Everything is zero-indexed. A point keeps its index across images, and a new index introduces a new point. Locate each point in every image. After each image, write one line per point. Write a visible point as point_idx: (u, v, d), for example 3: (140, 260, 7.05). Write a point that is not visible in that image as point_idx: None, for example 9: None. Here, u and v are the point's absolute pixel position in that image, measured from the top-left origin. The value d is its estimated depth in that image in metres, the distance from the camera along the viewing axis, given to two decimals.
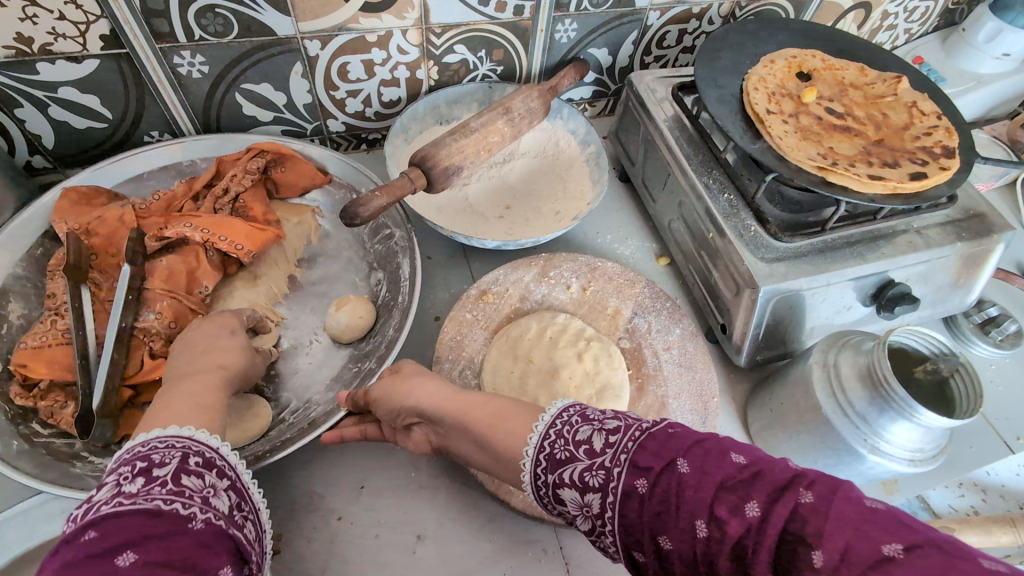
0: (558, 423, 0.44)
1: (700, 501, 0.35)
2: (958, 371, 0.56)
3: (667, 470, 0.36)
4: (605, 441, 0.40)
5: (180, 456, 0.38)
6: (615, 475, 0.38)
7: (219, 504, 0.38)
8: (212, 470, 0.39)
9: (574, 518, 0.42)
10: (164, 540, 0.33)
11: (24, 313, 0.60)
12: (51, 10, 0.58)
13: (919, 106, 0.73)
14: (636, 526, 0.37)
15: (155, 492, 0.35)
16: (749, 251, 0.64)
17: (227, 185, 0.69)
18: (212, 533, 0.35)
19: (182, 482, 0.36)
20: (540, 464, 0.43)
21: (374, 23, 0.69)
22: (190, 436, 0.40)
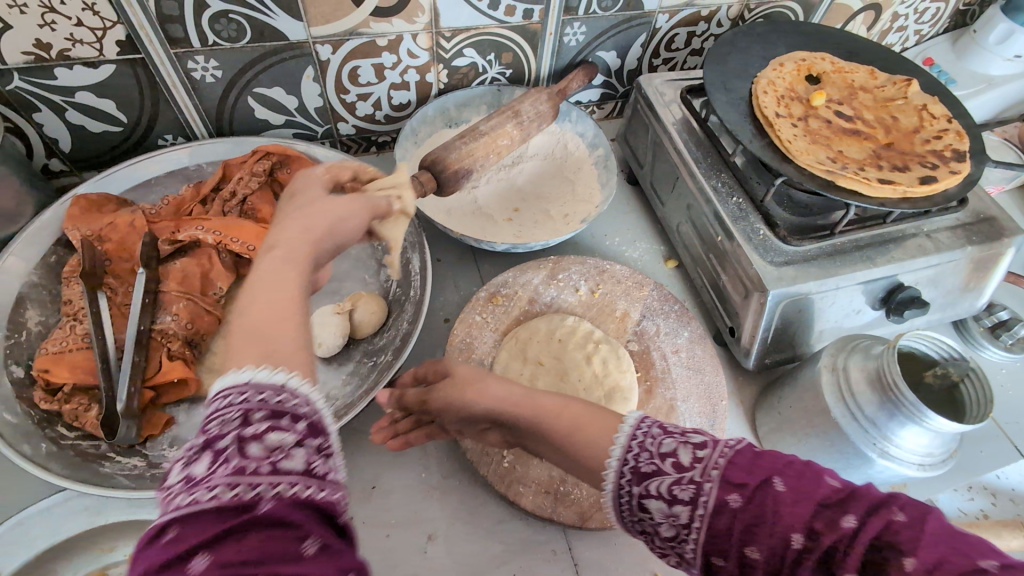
0: (640, 435, 0.41)
1: (798, 517, 0.34)
2: (968, 376, 0.56)
3: (763, 487, 0.36)
4: (692, 455, 0.39)
5: (239, 415, 0.29)
6: (706, 489, 0.37)
7: (296, 467, 0.29)
8: (284, 418, 0.30)
9: (650, 528, 0.40)
10: (236, 538, 0.26)
11: (41, 320, 0.61)
12: (68, 16, 0.59)
13: (929, 109, 0.73)
14: (724, 537, 0.36)
15: (216, 475, 0.28)
16: (759, 255, 0.64)
17: (234, 188, 0.70)
18: (287, 511, 0.28)
19: (247, 453, 0.28)
20: (624, 477, 0.40)
21: (385, 27, 0.70)
22: (249, 379, 0.31)
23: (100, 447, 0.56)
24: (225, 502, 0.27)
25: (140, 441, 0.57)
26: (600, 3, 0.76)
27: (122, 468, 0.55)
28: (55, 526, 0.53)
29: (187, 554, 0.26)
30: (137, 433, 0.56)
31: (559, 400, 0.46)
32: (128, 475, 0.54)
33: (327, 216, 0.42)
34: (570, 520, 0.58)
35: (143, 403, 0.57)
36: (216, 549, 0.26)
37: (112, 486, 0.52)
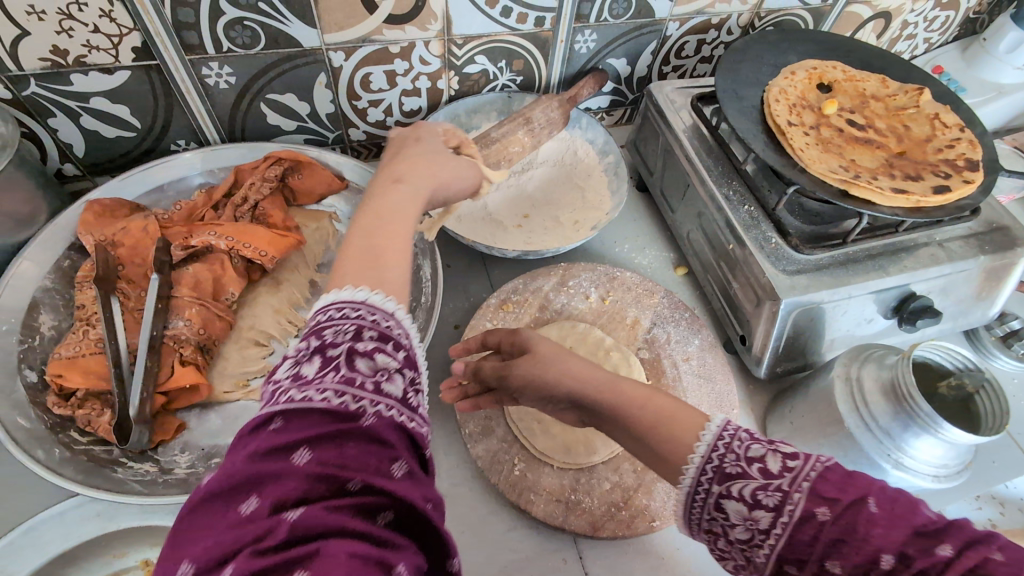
0: (728, 436, 0.41)
1: (892, 538, 0.33)
2: (983, 388, 0.55)
3: (853, 505, 0.34)
4: (781, 464, 0.38)
5: (353, 331, 0.34)
6: (793, 499, 0.36)
7: (395, 389, 0.34)
8: (388, 343, 0.35)
9: (723, 530, 0.40)
10: (337, 441, 0.30)
11: (55, 325, 0.62)
12: (85, 23, 0.59)
13: (941, 118, 0.73)
14: (804, 549, 0.35)
15: (328, 379, 0.32)
16: (770, 263, 0.64)
17: (245, 194, 0.70)
18: (385, 426, 0.32)
19: (356, 366, 0.33)
20: (706, 474, 0.40)
21: (397, 34, 0.70)
22: (366, 301, 0.35)
23: (112, 452, 0.56)
24: (335, 402, 0.31)
25: (152, 447, 0.57)
26: (612, 11, 0.76)
27: (134, 473, 0.55)
28: (67, 532, 0.53)
29: (301, 438, 0.30)
30: (149, 438, 0.56)
31: (646, 390, 0.45)
32: (141, 480, 0.55)
33: (445, 180, 0.48)
34: (581, 528, 0.57)
35: (155, 407, 0.58)
36: (326, 441, 0.30)
37: (126, 493, 0.52)
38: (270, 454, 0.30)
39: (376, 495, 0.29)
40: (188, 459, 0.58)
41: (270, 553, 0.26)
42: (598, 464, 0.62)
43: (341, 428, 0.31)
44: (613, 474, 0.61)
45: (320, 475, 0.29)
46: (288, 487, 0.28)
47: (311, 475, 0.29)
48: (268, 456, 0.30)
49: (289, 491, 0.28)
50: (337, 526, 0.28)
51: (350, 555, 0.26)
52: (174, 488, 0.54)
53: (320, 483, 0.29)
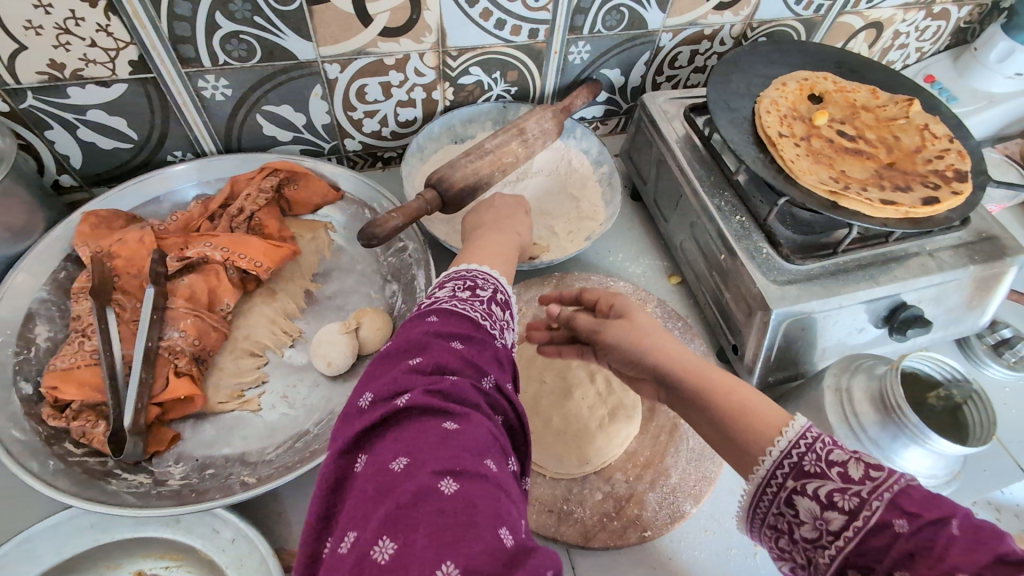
0: (810, 436, 0.41)
1: (970, 561, 0.32)
2: (971, 398, 0.56)
3: (937, 523, 0.33)
4: (865, 472, 0.38)
5: (493, 287, 0.47)
6: (871, 506, 0.36)
7: (511, 335, 0.45)
8: (510, 307, 0.47)
9: (791, 524, 0.41)
10: (480, 345, 0.41)
11: (50, 336, 0.62)
12: (83, 37, 0.60)
13: (931, 128, 0.74)
14: (875, 557, 0.35)
15: (476, 305, 0.44)
16: (762, 273, 0.65)
17: (241, 205, 0.70)
18: (507, 354, 0.43)
19: (494, 307, 0.45)
20: (783, 467, 0.41)
21: (392, 47, 0.71)
22: (496, 275, 0.48)
23: (107, 463, 0.56)
24: (479, 321, 0.43)
25: (146, 458, 0.58)
26: (605, 22, 0.77)
27: (127, 485, 0.55)
28: (60, 544, 0.53)
29: (457, 333, 0.41)
30: (143, 449, 0.57)
31: (735, 381, 0.48)
32: (134, 492, 0.55)
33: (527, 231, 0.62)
34: (573, 538, 0.58)
35: (149, 419, 0.58)
36: (473, 343, 0.41)
37: (119, 504, 0.52)
38: (435, 336, 0.40)
39: (500, 396, 0.39)
40: (182, 470, 0.58)
41: (436, 396, 0.36)
42: (590, 474, 0.62)
43: (484, 337, 0.41)
44: (605, 484, 0.61)
45: (470, 363, 0.39)
46: (449, 360, 0.38)
47: (463, 361, 0.39)
48: (434, 336, 0.40)
49: (447, 363, 0.38)
50: (479, 401, 0.37)
51: (487, 428, 0.36)
52: (168, 499, 0.54)
53: (469, 368, 0.39)
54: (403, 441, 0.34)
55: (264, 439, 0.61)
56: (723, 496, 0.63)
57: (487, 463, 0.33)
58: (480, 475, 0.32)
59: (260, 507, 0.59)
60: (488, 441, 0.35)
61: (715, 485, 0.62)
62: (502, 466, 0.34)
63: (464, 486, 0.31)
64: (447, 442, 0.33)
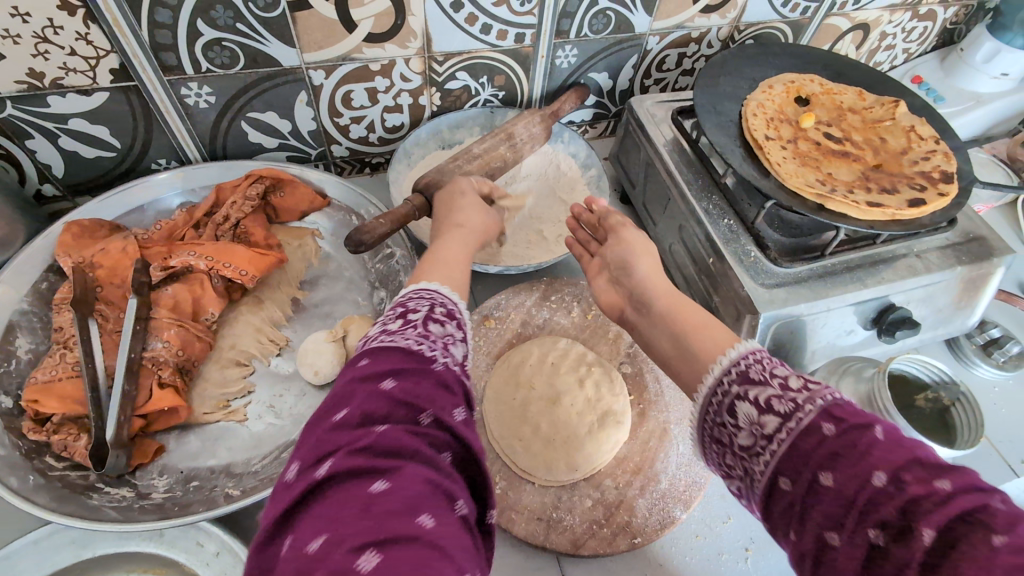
0: (758, 353, 0.45)
1: (890, 459, 0.35)
2: (959, 401, 0.57)
3: (862, 429, 0.37)
4: (802, 384, 0.41)
5: (429, 306, 0.45)
6: (805, 409, 0.39)
7: (459, 352, 0.43)
8: (454, 319, 0.46)
9: (730, 435, 0.43)
10: (416, 376, 0.39)
11: (31, 349, 0.61)
12: (62, 46, 0.59)
13: (917, 130, 0.74)
14: (804, 459, 0.38)
15: (410, 332, 0.42)
16: (750, 277, 0.65)
17: (227, 212, 0.70)
18: (451, 376, 0.40)
19: (431, 327, 0.43)
20: (728, 375, 0.45)
21: (377, 52, 0.71)
22: (439, 291, 0.48)
23: (89, 477, 0.55)
24: (416, 348, 0.41)
25: (130, 471, 0.57)
26: (592, 26, 0.77)
27: (110, 499, 0.54)
28: (41, 561, 0.52)
29: (389, 370, 0.39)
30: (126, 462, 0.56)
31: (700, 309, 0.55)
32: (116, 506, 0.54)
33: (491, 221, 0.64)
34: (562, 547, 0.57)
35: (133, 431, 0.57)
36: (407, 375, 0.39)
37: (100, 519, 0.52)
38: (364, 379, 0.38)
39: (441, 429, 0.37)
40: (167, 482, 0.57)
41: (361, 455, 0.34)
42: (579, 480, 0.62)
43: (419, 366, 0.39)
44: (594, 491, 0.61)
45: (403, 401, 0.37)
46: (378, 406, 0.37)
47: (395, 400, 0.37)
48: (362, 380, 0.38)
49: (376, 408, 0.36)
50: (416, 446, 0.35)
51: (422, 479, 0.34)
52: (150, 513, 0.54)
53: (401, 407, 0.37)
54: (326, 512, 0.32)
55: (250, 450, 0.60)
56: (713, 501, 0.63)
57: (420, 519, 0.32)
58: (409, 539, 0.30)
59: (247, 518, 0.58)
60: (423, 494, 0.33)
61: (705, 491, 0.62)
62: (441, 517, 0.32)
63: (386, 558, 0.29)
64: (371, 509, 0.31)
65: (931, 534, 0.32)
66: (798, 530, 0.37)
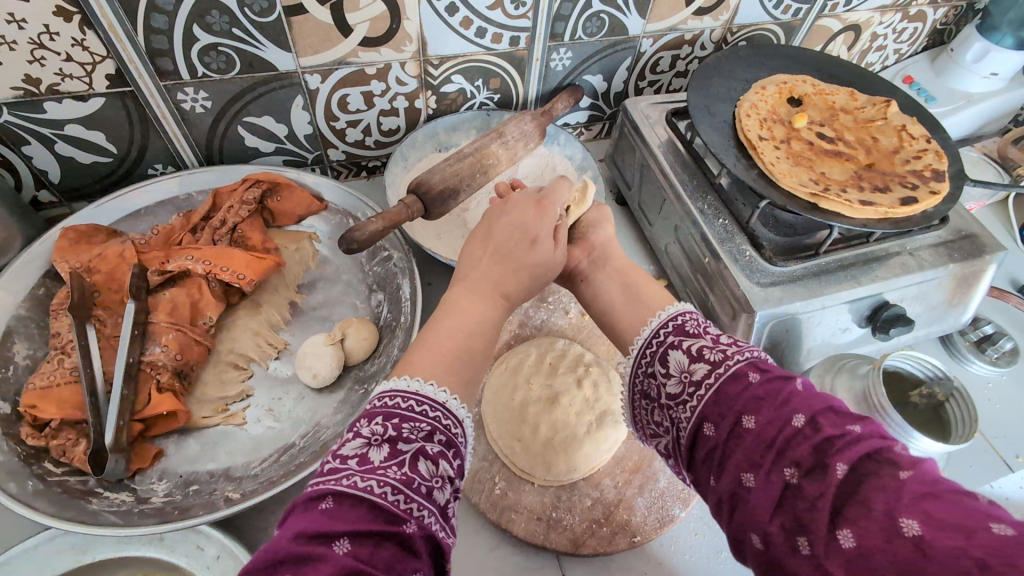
0: (693, 313, 0.50)
1: (808, 406, 0.39)
2: (953, 396, 0.58)
3: (783, 379, 0.41)
4: (731, 339, 0.46)
5: (425, 433, 0.40)
6: (733, 359, 0.43)
7: (441, 498, 0.38)
8: (449, 451, 0.40)
9: (661, 384, 0.47)
10: (379, 539, 0.34)
11: (29, 354, 0.61)
12: (58, 52, 0.59)
13: (909, 129, 0.75)
14: (729, 402, 0.41)
15: (391, 472, 0.36)
16: (745, 276, 0.65)
17: (223, 216, 0.70)
18: (422, 538, 0.35)
19: (418, 468, 0.37)
20: (666, 327, 0.49)
21: (373, 56, 0.71)
22: (443, 404, 0.42)
23: (88, 482, 0.55)
24: (389, 501, 0.35)
25: (129, 475, 0.57)
26: (586, 29, 0.77)
27: (109, 504, 0.54)
28: (40, 566, 0.52)
29: (346, 528, 0.33)
30: (126, 467, 0.56)
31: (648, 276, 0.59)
32: (116, 511, 0.54)
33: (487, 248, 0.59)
34: (562, 546, 0.57)
35: (132, 435, 0.57)
36: (367, 537, 0.33)
37: (100, 524, 0.52)
38: (315, 535, 0.33)
39: None
40: (166, 486, 0.57)
41: None
42: (578, 480, 0.62)
43: (389, 529, 0.34)
44: (594, 490, 0.61)
45: (357, 568, 0.32)
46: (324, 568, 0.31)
47: (347, 566, 0.32)
48: (312, 538, 0.33)
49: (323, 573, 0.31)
50: None
51: None
52: (150, 517, 0.53)
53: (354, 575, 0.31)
54: None
55: (249, 453, 0.60)
56: None
57: None
58: None
59: (246, 523, 0.58)
60: None
61: None
62: None
63: None
64: None
65: (844, 468, 0.34)
66: (719, 474, 0.40)
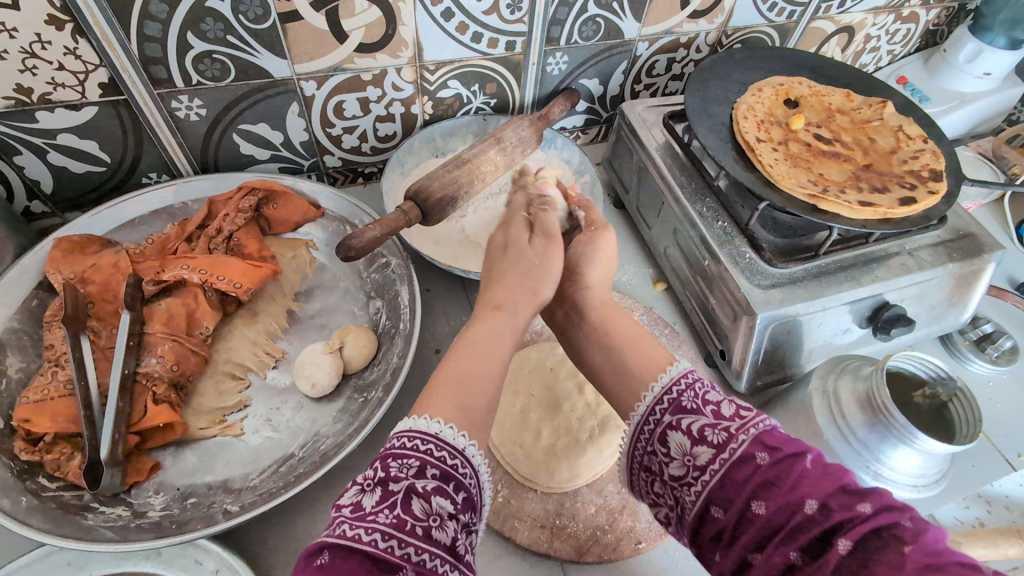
0: (692, 376, 0.47)
1: (819, 489, 0.37)
2: (956, 395, 0.58)
3: (793, 457, 0.39)
4: (735, 411, 0.43)
5: (418, 468, 0.39)
6: (738, 440, 0.41)
7: (444, 538, 0.37)
8: (449, 484, 0.39)
9: (662, 464, 0.45)
10: None
11: (22, 367, 0.60)
12: (50, 61, 0.59)
13: (905, 130, 0.75)
14: (737, 488, 0.39)
15: (384, 514, 0.36)
16: (746, 278, 0.65)
17: (219, 225, 0.69)
18: None
19: (412, 506, 0.37)
20: (660, 404, 0.46)
21: (368, 62, 0.71)
22: (437, 435, 0.40)
23: (83, 497, 0.54)
24: (381, 548, 0.35)
25: (126, 489, 0.56)
26: (582, 33, 0.77)
27: (105, 519, 0.54)
28: None
29: None
30: (122, 481, 0.55)
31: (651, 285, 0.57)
32: (111, 526, 0.53)
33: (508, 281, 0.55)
34: (567, 554, 0.57)
35: (127, 448, 0.56)
36: None
37: (95, 540, 0.51)
38: None
39: None
40: (163, 500, 0.56)
41: None
42: (582, 487, 0.61)
43: None
44: (598, 497, 0.61)
45: None
46: None
47: None
48: None
49: None
50: None
51: None
52: (148, 532, 0.53)
53: None
54: None
55: (248, 465, 0.59)
56: None
57: None
58: None
59: (247, 536, 0.58)
60: None
61: None
62: None
63: None
64: None
65: (847, 545, 0.34)
66: (725, 552, 0.39)
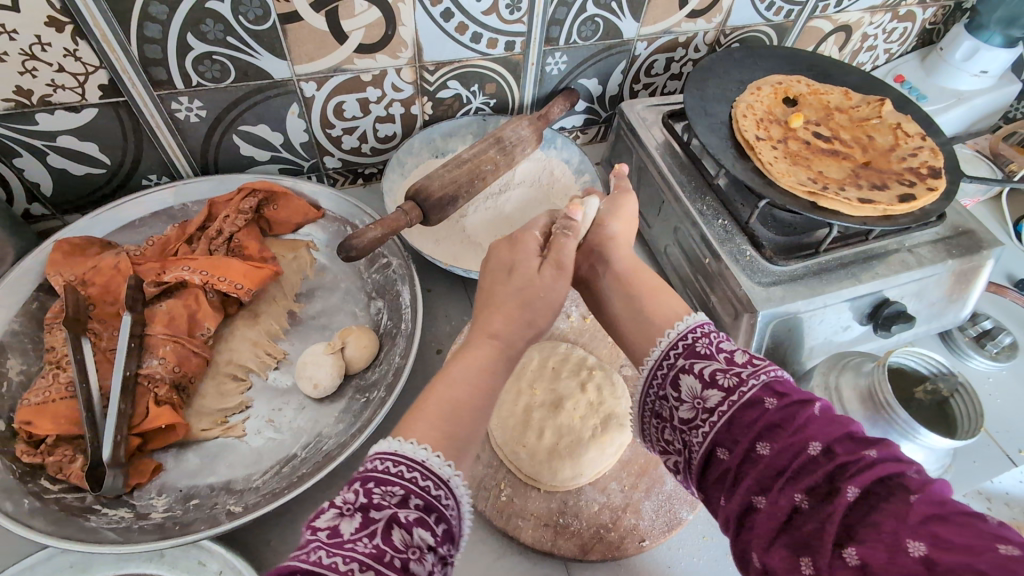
0: (704, 327, 0.48)
1: (825, 434, 0.38)
2: (957, 391, 0.58)
3: (801, 404, 0.40)
4: (748, 359, 0.44)
5: (400, 497, 0.38)
6: (747, 384, 0.42)
7: (420, 571, 0.36)
8: (431, 515, 0.38)
9: (673, 408, 0.46)
10: None
11: (23, 369, 0.60)
12: (50, 63, 0.59)
13: (904, 127, 0.75)
14: (743, 429, 0.40)
15: (363, 542, 0.35)
16: (747, 276, 0.65)
17: (219, 226, 0.69)
18: None
19: (392, 535, 0.36)
20: (675, 348, 0.48)
21: (368, 63, 0.71)
22: (423, 463, 0.40)
23: (86, 499, 0.54)
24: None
25: (128, 491, 0.56)
26: (580, 33, 0.77)
27: (108, 520, 0.53)
28: None
29: None
30: (124, 482, 0.55)
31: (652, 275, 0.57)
32: (114, 527, 0.53)
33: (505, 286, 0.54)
34: (571, 552, 0.57)
35: (129, 450, 0.56)
36: None
37: (98, 542, 0.51)
38: None
39: None
40: (166, 501, 0.56)
41: None
42: (585, 485, 0.61)
43: None
44: (601, 495, 0.61)
45: None
46: None
47: None
48: None
49: None
50: None
51: None
52: (151, 534, 0.52)
53: None
54: None
55: (250, 466, 0.59)
56: None
57: None
58: None
59: (250, 537, 0.58)
60: None
61: None
62: None
63: None
64: None
65: (855, 492, 0.34)
66: (729, 495, 0.40)
